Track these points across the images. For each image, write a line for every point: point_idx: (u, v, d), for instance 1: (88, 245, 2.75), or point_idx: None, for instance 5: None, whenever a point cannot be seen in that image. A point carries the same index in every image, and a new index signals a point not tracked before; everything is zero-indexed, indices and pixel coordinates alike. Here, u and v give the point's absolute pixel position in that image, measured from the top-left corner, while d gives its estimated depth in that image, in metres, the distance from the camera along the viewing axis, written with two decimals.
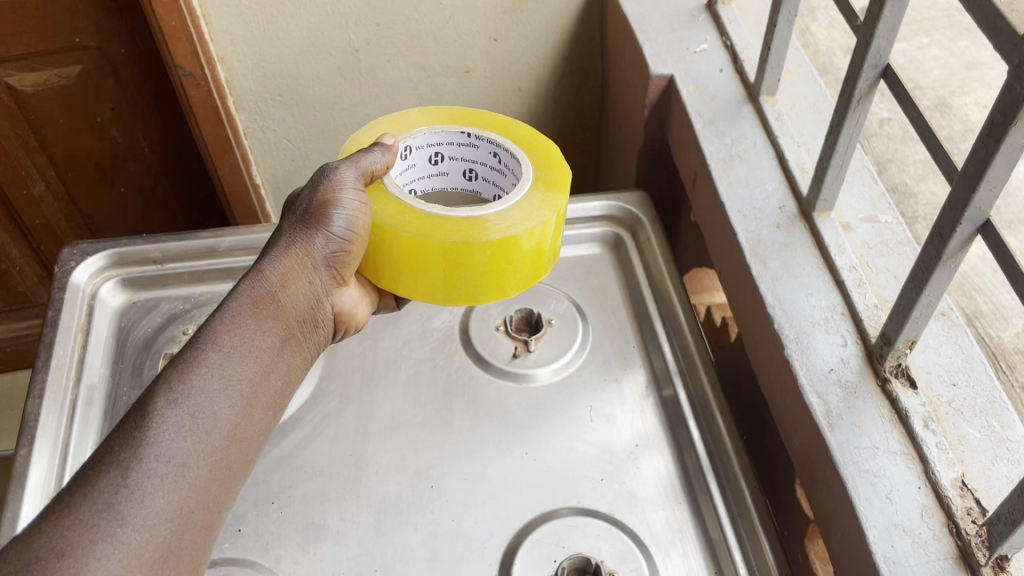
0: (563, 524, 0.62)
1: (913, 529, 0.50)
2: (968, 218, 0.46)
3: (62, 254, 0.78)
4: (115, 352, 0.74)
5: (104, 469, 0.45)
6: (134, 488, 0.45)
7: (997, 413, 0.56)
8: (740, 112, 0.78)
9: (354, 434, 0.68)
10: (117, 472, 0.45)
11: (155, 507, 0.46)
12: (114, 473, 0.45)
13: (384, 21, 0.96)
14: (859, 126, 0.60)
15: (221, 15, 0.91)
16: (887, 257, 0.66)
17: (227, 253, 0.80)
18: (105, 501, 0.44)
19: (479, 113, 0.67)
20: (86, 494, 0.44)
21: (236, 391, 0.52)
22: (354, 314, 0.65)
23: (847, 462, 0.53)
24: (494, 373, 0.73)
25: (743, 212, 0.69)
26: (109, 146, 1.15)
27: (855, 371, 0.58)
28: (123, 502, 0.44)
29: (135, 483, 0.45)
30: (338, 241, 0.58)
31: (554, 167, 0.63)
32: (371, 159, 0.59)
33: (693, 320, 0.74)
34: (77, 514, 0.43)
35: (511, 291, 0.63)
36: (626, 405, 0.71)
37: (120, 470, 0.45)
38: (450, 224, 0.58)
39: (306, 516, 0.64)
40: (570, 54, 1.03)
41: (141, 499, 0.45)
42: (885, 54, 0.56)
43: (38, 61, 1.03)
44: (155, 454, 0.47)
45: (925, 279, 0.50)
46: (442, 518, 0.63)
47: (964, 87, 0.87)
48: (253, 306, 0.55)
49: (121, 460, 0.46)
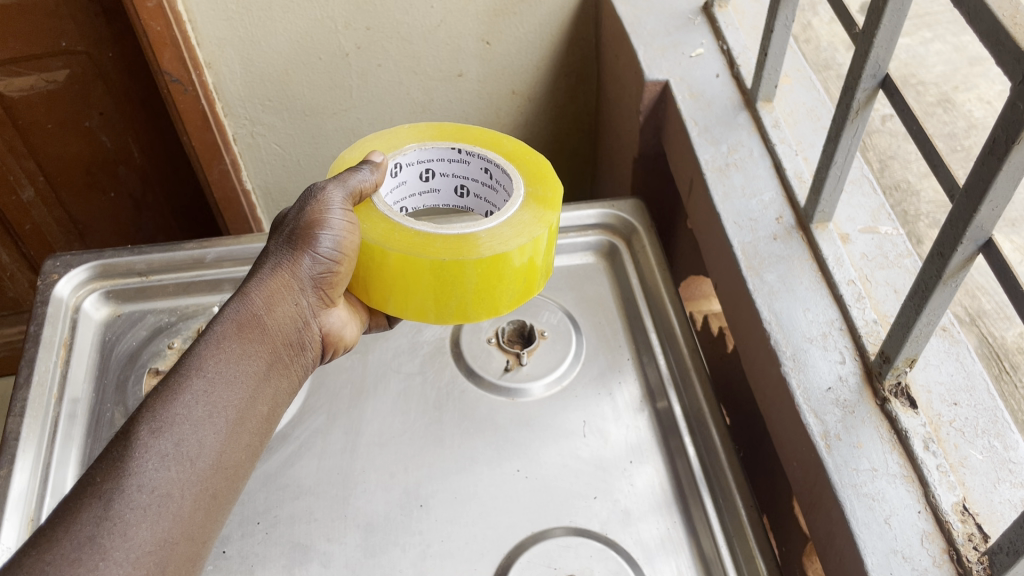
0: (555, 544, 0.61)
1: (913, 555, 0.48)
2: (969, 237, 0.45)
3: (46, 266, 0.77)
4: (99, 367, 0.72)
5: (86, 501, 0.45)
6: (117, 520, 0.45)
7: (1000, 433, 0.54)
8: (737, 119, 0.76)
9: (341, 451, 0.67)
10: (99, 504, 0.45)
11: (138, 540, 0.45)
12: (96, 505, 0.45)
13: (373, 24, 0.94)
14: (858, 137, 0.58)
15: (208, 20, 0.90)
16: (887, 270, 0.64)
17: (213, 264, 0.79)
18: (87, 534, 0.44)
19: (470, 129, 0.65)
20: (67, 528, 0.44)
21: (222, 418, 0.51)
22: (343, 334, 0.63)
23: (845, 484, 0.51)
24: (486, 388, 0.71)
25: (739, 223, 0.67)
26: (98, 151, 1.14)
27: (854, 390, 0.56)
28: (106, 535, 0.44)
29: (117, 515, 0.45)
30: (325, 261, 0.57)
31: (545, 182, 0.61)
32: (360, 177, 0.57)
33: (688, 330, 0.73)
34: (58, 548, 0.43)
35: (503, 309, 0.61)
36: (620, 418, 0.69)
37: (102, 502, 0.45)
38: (441, 242, 0.56)
39: (293, 537, 0.62)
40: (565, 55, 1.01)
41: (124, 531, 0.45)
42: (884, 64, 0.54)
43: (25, 65, 1.01)
44: (138, 484, 0.46)
45: (924, 298, 0.49)
46: (432, 539, 0.62)
47: (967, 83, 0.85)
48: (238, 330, 0.54)
49: (103, 491, 0.45)
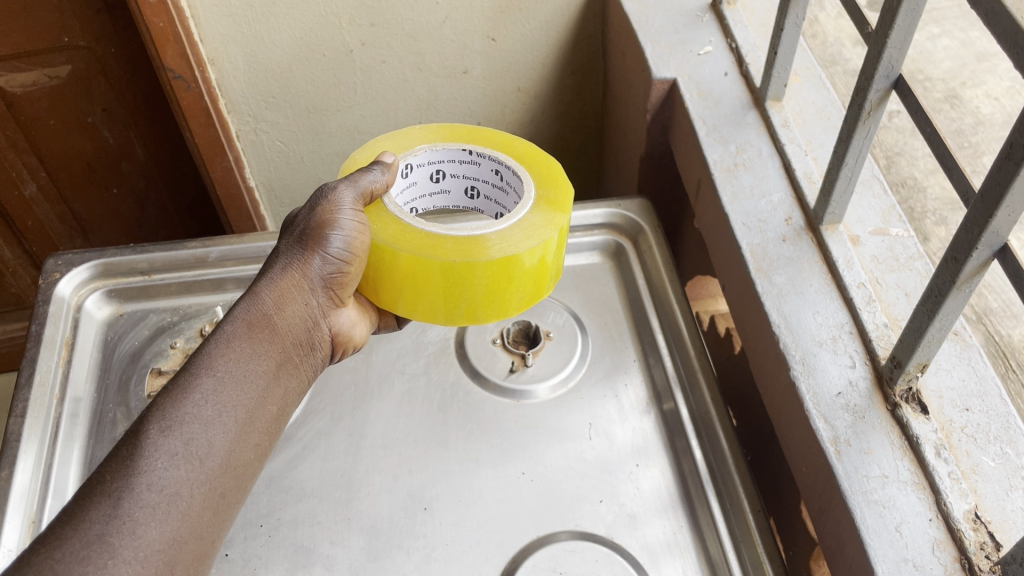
0: (561, 549, 0.60)
1: (924, 564, 0.47)
2: (985, 243, 0.44)
3: (47, 265, 0.76)
4: (101, 366, 0.72)
5: (95, 499, 0.44)
6: (126, 519, 0.44)
7: (1012, 439, 0.53)
8: (746, 118, 0.75)
9: (344, 453, 0.66)
10: (108, 502, 0.44)
11: (147, 538, 0.44)
12: (106, 503, 0.44)
13: (378, 21, 0.93)
14: (870, 138, 0.58)
15: (211, 16, 0.89)
16: (897, 273, 0.63)
17: (216, 263, 0.78)
18: (96, 532, 0.43)
19: (481, 130, 0.64)
20: (77, 526, 0.43)
21: (232, 417, 0.50)
22: (352, 335, 0.63)
23: (855, 491, 0.51)
24: (491, 390, 0.71)
25: (748, 225, 0.67)
26: (100, 147, 1.13)
27: (864, 395, 0.55)
28: (115, 533, 0.44)
29: (127, 514, 0.44)
30: (335, 262, 0.56)
31: (555, 184, 0.60)
32: (371, 178, 0.57)
33: (695, 332, 0.72)
34: (67, 546, 0.42)
35: (512, 311, 0.60)
36: (626, 421, 0.69)
37: (112, 500, 0.44)
38: (450, 243, 0.55)
39: (295, 540, 0.62)
40: (571, 51, 1.01)
41: (133, 530, 0.44)
42: (897, 64, 0.53)
43: (26, 61, 1.01)
44: (147, 483, 0.45)
45: (937, 303, 0.48)
46: (436, 542, 0.61)
47: (975, 78, 0.84)
48: (248, 329, 0.54)
49: (113, 489, 0.45)
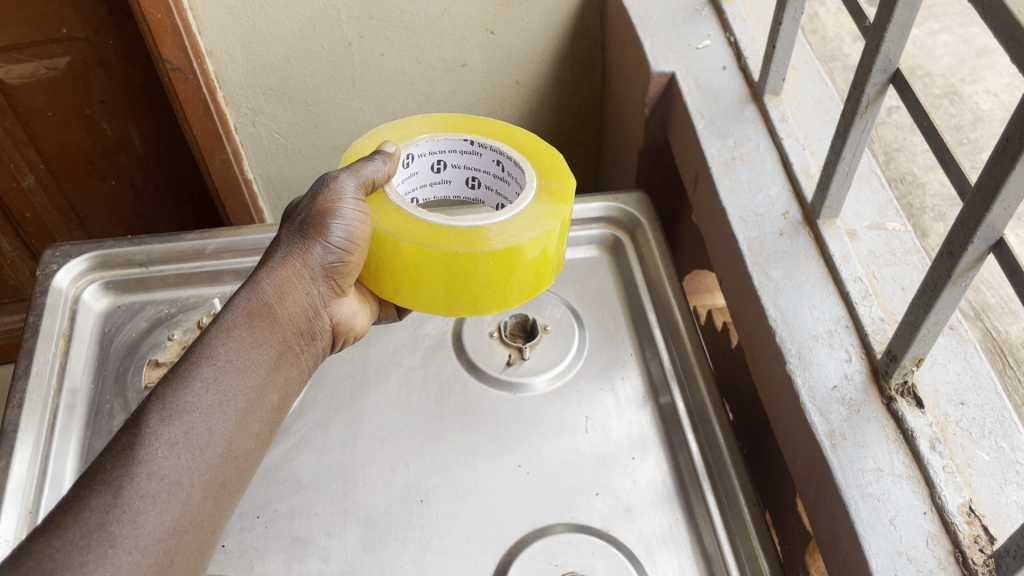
0: (556, 541, 0.60)
1: (917, 557, 0.47)
2: (980, 237, 0.44)
3: (45, 256, 0.76)
4: (98, 357, 0.72)
5: (95, 488, 0.44)
6: (126, 507, 0.44)
7: (1007, 433, 0.54)
8: (743, 113, 0.75)
9: (341, 445, 0.67)
10: (109, 492, 0.44)
11: (147, 527, 0.45)
12: (106, 492, 0.44)
13: (376, 13, 0.93)
14: (866, 132, 0.57)
15: (210, 7, 0.89)
16: (894, 267, 0.64)
17: (213, 255, 0.78)
18: (96, 521, 0.43)
19: (483, 120, 0.64)
20: (77, 515, 0.43)
21: (232, 406, 0.50)
22: (353, 325, 0.63)
23: (849, 484, 0.51)
24: (488, 382, 0.71)
25: (745, 218, 0.67)
26: (99, 139, 1.13)
27: (860, 389, 0.55)
28: (115, 522, 0.44)
29: (127, 503, 0.44)
30: (337, 251, 0.56)
31: (557, 175, 0.60)
32: (372, 168, 0.57)
33: (693, 326, 0.72)
34: (67, 535, 0.43)
35: (513, 302, 0.60)
36: (623, 414, 0.69)
37: (112, 489, 0.44)
38: (452, 234, 0.55)
39: (293, 531, 0.62)
40: (570, 45, 1.00)
41: (133, 518, 0.44)
42: (894, 58, 0.53)
43: (25, 52, 1.00)
44: (147, 472, 0.45)
45: (934, 297, 0.48)
46: (432, 534, 0.61)
47: (975, 75, 0.84)
48: (249, 319, 0.54)
49: (113, 478, 0.45)
